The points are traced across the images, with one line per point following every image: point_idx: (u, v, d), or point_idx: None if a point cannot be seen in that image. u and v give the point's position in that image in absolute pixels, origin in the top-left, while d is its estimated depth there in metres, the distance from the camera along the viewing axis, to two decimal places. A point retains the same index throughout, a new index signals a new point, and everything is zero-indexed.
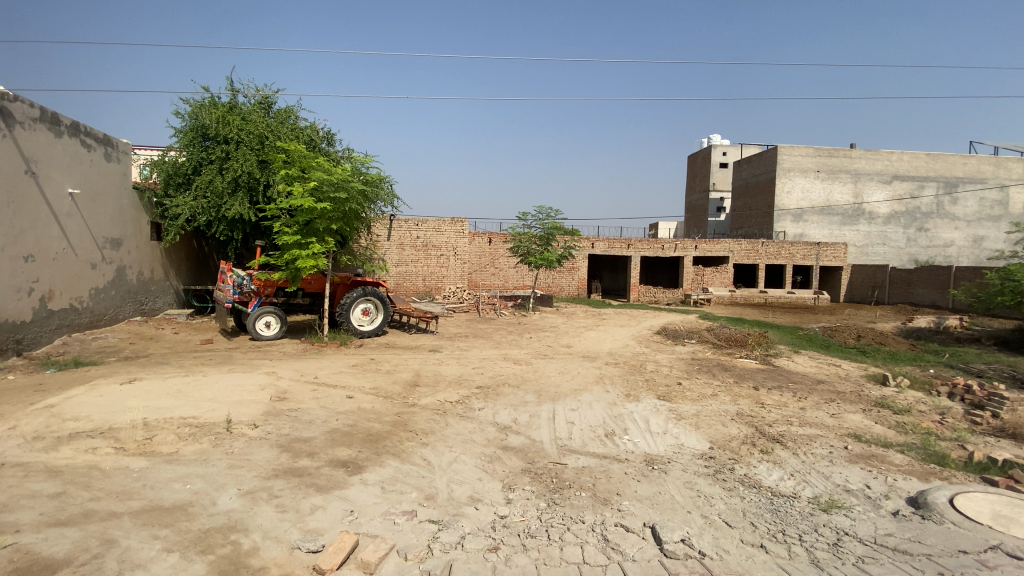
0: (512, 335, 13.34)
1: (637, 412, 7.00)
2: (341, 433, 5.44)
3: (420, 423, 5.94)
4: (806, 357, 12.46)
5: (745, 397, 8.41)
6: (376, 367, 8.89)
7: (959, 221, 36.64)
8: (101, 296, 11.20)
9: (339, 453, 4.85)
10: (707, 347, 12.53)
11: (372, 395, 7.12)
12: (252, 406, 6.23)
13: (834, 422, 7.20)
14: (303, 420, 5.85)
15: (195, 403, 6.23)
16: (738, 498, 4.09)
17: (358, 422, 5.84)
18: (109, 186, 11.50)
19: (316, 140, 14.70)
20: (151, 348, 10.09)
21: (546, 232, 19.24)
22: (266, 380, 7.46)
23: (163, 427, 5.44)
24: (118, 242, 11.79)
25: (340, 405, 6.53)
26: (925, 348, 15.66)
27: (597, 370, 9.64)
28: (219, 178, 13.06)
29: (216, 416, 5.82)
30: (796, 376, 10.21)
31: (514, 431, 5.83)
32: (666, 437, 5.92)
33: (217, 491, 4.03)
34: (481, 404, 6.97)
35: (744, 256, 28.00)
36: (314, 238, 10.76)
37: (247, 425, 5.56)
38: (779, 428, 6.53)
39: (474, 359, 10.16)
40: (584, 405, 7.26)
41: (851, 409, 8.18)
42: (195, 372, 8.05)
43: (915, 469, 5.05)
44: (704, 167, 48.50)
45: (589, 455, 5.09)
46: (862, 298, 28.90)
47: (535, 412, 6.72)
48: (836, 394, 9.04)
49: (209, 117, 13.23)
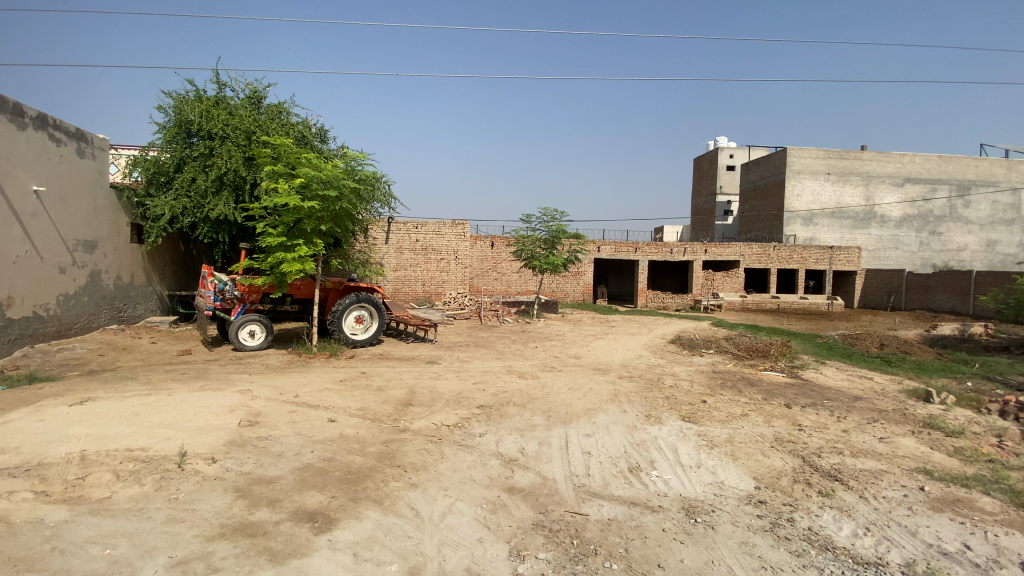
0: (517, 345, 12.41)
1: (663, 438, 6.06)
2: (315, 470, 4.53)
3: (410, 456, 5.02)
4: (833, 369, 11.50)
5: (779, 417, 7.46)
6: (365, 383, 7.97)
7: (973, 225, 35.61)
8: (72, 303, 10.38)
9: (307, 499, 3.95)
10: (727, 358, 11.60)
11: (359, 418, 6.21)
12: (215, 433, 5.33)
13: (888, 451, 6.24)
14: (272, 451, 4.94)
15: (149, 429, 5.36)
16: (815, 572, 3.19)
17: (336, 455, 4.94)
18: (82, 184, 10.67)
19: (308, 137, 13.86)
20: (122, 360, 9.24)
21: (551, 235, 18.32)
22: (239, 399, 6.58)
23: (103, 464, 4.58)
24: (93, 244, 10.95)
25: (319, 431, 5.62)
26: (953, 358, 14.67)
27: (610, 386, 8.70)
28: (203, 176, 12.25)
29: (169, 447, 4.94)
30: (830, 391, 9.25)
31: (520, 466, 4.91)
32: (701, 473, 5.00)
33: (141, 561, 3.16)
34: (482, 429, 6.05)
35: (754, 260, 27.14)
36: (301, 239, 9.89)
37: (203, 459, 4.68)
38: (831, 459, 5.58)
39: (476, 372, 9.27)
40: (601, 429, 6.33)
41: (900, 431, 7.23)
42: (162, 389, 7.16)
43: (1015, 520, 4.10)
44: (711, 171, 47.74)
45: (614, 500, 4.17)
46: (877, 303, 27.94)
47: (545, 439, 5.79)
48: (877, 413, 8.07)
49: (193, 111, 12.42)
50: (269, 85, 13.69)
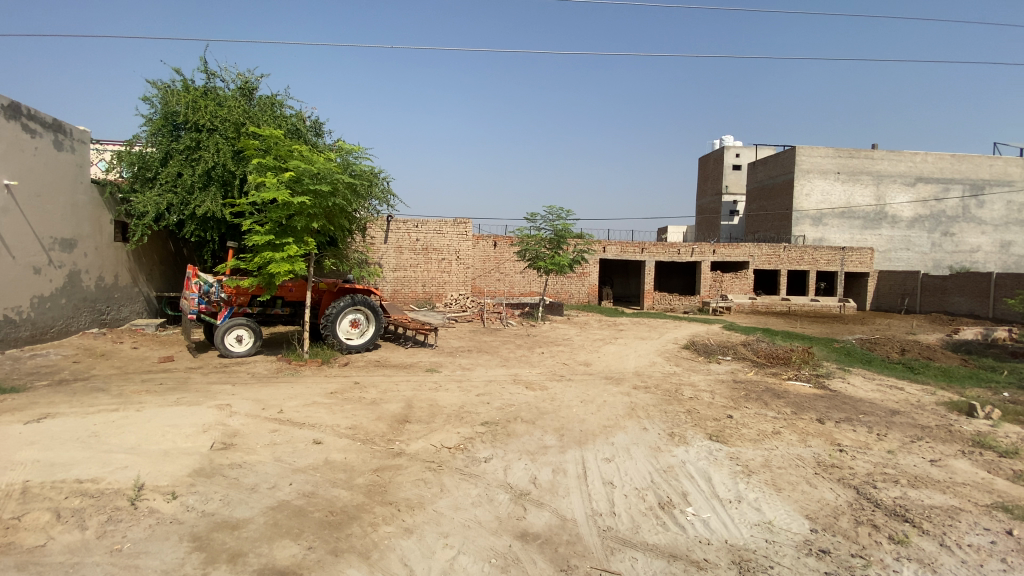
0: (522, 350, 11.69)
1: (692, 464, 5.34)
2: (293, 509, 3.84)
3: (404, 490, 4.29)
4: (860, 378, 10.76)
5: (816, 436, 6.73)
6: (358, 396, 7.25)
7: (986, 225, 34.83)
8: (48, 305, 9.70)
9: (278, 553, 3.26)
10: (747, 366, 10.88)
11: (348, 439, 5.50)
12: (181, 461, 4.63)
13: (945, 478, 5.53)
14: (244, 484, 4.24)
15: (106, 455, 4.66)
16: None
17: (318, 488, 4.23)
18: (60, 178, 9.99)
19: (303, 131, 13.19)
20: (98, 368, 8.54)
21: (557, 234, 17.59)
22: (215, 417, 5.86)
23: (44, 499, 3.87)
24: (71, 242, 10.26)
25: (302, 457, 4.91)
26: (981, 364, 13.94)
27: (626, 398, 7.95)
28: (190, 170, 11.56)
29: (124, 479, 4.23)
30: (864, 404, 8.55)
31: (534, 502, 4.22)
32: (745, 508, 4.33)
33: None
34: (488, 452, 5.33)
35: (765, 262, 26.36)
36: (290, 238, 9.18)
37: (162, 495, 3.98)
38: (890, 490, 4.90)
39: (479, 382, 8.55)
40: (621, 451, 5.62)
41: (951, 451, 6.54)
42: (132, 403, 6.45)
43: None
44: (717, 170, 46.91)
45: (650, 552, 3.56)
46: (890, 306, 27.20)
47: (560, 465, 5.08)
48: (920, 430, 7.34)
49: (179, 102, 11.72)
50: (262, 76, 13.01)
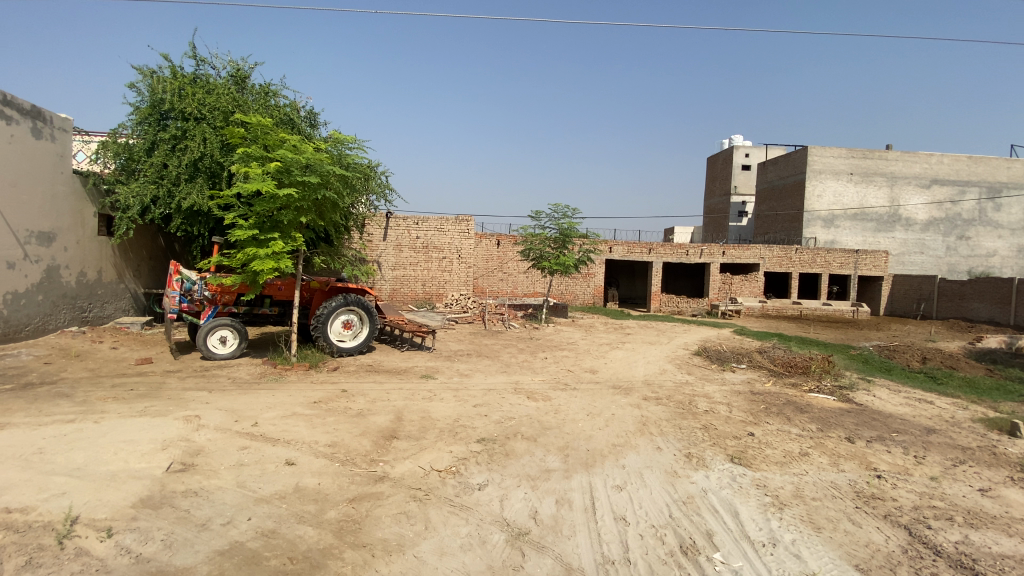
0: (524, 355, 11.03)
1: (715, 493, 4.68)
2: (245, 555, 3.22)
3: (381, 527, 3.65)
4: (886, 390, 10.04)
5: (848, 459, 6.04)
6: (344, 407, 6.60)
7: (1003, 230, 33.90)
8: (22, 302, 9.15)
9: None
10: (764, 375, 10.18)
11: (325, 459, 4.87)
12: (129, 486, 4.02)
13: (1002, 512, 4.84)
14: (195, 519, 3.62)
15: (44, 479, 4.05)
16: None
17: (281, 524, 3.61)
18: (39, 168, 9.44)
19: (297, 121, 12.61)
20: (69, 369, 7.95)
21: (562, 233, 16.91)
22: (179, 431, 5.24)
23: None
24: (50, 236, 9.69)
25: (269, 481, 4.30)
26: (1008, 375, 13.20)
27: (636, 411, 7.29)
28: (176, 162, 11.00)
29: (57, 510, 3.62)
30: (895, 421, 7.86)
31: (533, 545, 3.60)
32: (784, 556, 3.67)
33: None
34: (482, 477, 4.69)
35: (776, 264, 25.55)
36: (276, 233, 8.54)
37: (97, 533, 3.37)
38: (948, 531, 4.22)
39: (477, 390, 7.91)
40: (633, 476, 4.98)
41: (1002, 477, 5.84)
42: (93, 413, 5.83)
43: None
44: (726, 169, 46.14)
45: None
46: (905, 311, 26.41)
47: (564, 494, 4.45)
48: (962, 452, 6.63)
49: (167, 89, 11.19)
50: (255, 64, 12.42)
